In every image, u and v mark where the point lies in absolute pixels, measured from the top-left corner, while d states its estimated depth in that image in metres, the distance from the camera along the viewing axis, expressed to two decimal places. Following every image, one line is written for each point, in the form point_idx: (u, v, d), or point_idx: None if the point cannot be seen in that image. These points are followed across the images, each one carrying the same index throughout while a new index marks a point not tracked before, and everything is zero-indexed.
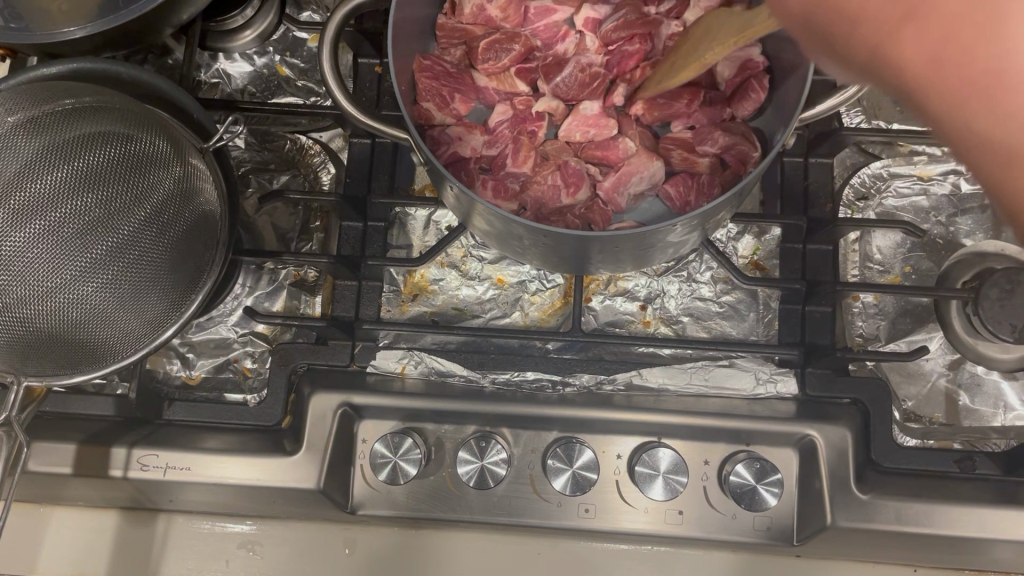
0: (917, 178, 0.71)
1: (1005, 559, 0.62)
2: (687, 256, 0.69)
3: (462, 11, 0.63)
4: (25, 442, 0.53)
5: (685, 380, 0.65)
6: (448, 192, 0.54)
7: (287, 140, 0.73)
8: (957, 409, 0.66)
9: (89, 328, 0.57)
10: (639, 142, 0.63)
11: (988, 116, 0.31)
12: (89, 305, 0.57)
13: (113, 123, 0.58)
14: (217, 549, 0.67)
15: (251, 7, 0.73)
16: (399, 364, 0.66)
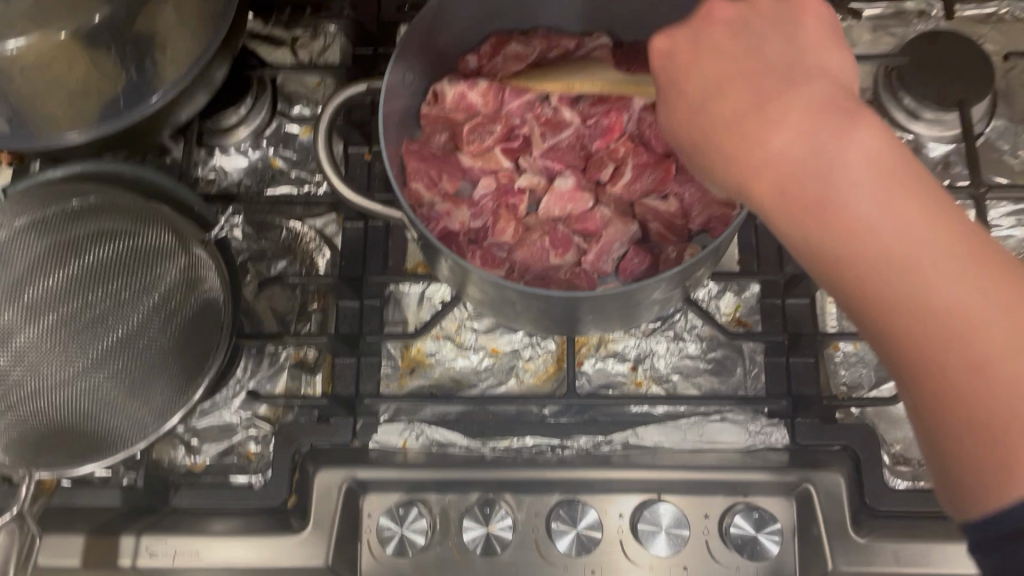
0: None
1: None
2: (673, 315, 0.72)
3: (444, 98, 0.66)
4: (36, 535, 0.53)
5: (680, 436, 0.67)
6: (441, 263, 0.58)
7: (283, 228, 0.76)
8: None
9: (98, 421, 0.58)
10: (615, 208, 0.66)
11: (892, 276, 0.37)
12: (97, 396, 0.58)
13: (119, 221, 0.61)
14: None
15: (245, 105, 0.77)
16: (400, 438, 0.68)
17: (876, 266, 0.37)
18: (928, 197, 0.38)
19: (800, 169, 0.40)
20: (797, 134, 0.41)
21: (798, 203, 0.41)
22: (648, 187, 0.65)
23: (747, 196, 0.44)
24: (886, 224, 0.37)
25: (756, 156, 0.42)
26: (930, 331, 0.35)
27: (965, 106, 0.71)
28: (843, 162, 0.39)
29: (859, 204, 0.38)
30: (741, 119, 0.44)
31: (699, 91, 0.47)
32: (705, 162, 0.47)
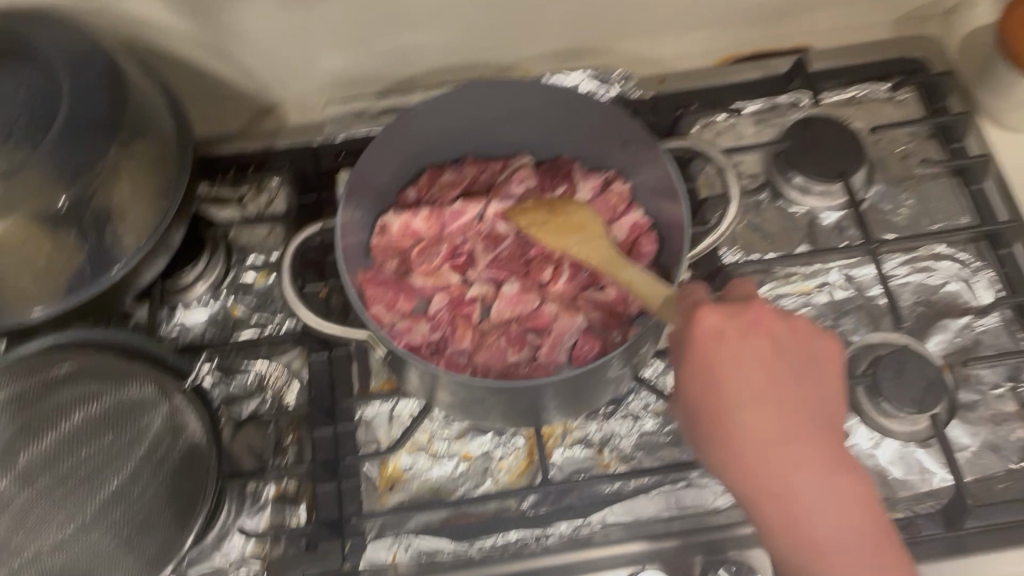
0: (798, 294, 0.81)
1: None
2: (627, 396, 0.77)
3: (391, 228, 0.74)
4: None
5: (653, 507, 0.71)
6: (411, 372, 0.63)
7: (249, 370, 0.79)
8: (891, 483, 0.73)
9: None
10: (560, 304, 0.72)
11: (784, 510, 0.56)
12: (91, 552, 0.60)
13: (99, 379, 0.64)
14: None
15: (201, 263, 0.82)
16: (389, 551, 0.71)
17: (782, 507, 0.56)
18: (829, 458, 0.57)
19: (749, 434, 0.57)
20: (768, 437, 0.57)
21: (754, 480, 0.56)
22: (586, 281, 0.73)
23: (712, 443, 0.59)
24: (788, 475, 0.56)
25: (724, 413, 0.59)
26: (796, 547, 0.55)
27: (845, 178, 0.81)
28: (770, 433, 0.57)
29: (780, 466, 0.56)
30: (717, 382, 0.59)
31: (718, 360, 0.59)
32: (686, 405, 0.62)
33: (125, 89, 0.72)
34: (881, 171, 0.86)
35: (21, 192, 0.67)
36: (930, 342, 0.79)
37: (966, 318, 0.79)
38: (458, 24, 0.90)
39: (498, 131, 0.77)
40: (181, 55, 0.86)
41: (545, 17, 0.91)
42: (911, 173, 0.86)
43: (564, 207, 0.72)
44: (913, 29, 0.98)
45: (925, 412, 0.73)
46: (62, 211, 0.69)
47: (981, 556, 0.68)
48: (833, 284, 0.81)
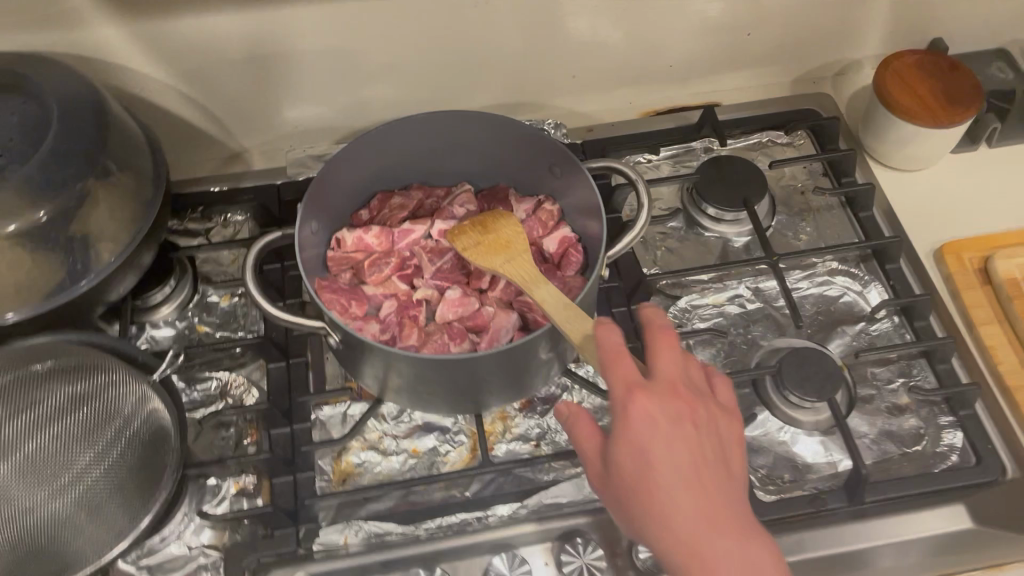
0: (714, 305, 0.91)
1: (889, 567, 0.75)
2: (561, 395, 0.85)
3: (345, 242, 0.82)
4: None
5: (581, 491, 0.77)
6: (363, 352, 0.70)
7: (212, 379, 0.85)
8: (800, 466, 0.81)
9: (57, 545, 0.64)
10: (497, 306, 0.81)
11: None
12: (56, 522, 0.64)
13: (77, 364, 0.69)
14: None
15: (169, 284, 0.89)
16: (341, 535, 0.75)
17: None
18: (755, 546, 0.55)
19: (665, 500, 0.56)
20: (692, 498, 0.56)
21: (665, 528, 0.56)
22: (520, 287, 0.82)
23: (638, 515, 0.58)
24: (694, 534, 0.55)
25: (643, 473, 0.57)
26: None
27: (749, 203, 0.92)
28: (691, 508, 0.56)
29: (705, 546, 0.55)
30: (631, 450, 0.58)
31: (639, 425, 0.58)
32: (606, 476, 0.61)
33: (107, 123, 0.80)
34: (780, 206, 0.98)
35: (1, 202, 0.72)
36: (831, 345, 0.87)
37: (860, 325, 0.89)
38: (406, 79, 1.02)
39: (440, 160, 0.87)
40: (155, 102, 0.96)
41: (483, 74, 1.03)
42: (809, 206, 0.98)
43: (495, 226, 0.80)
44: (806, 89, 1.13)
45: (825, 399, 0.81)
46: (41, 222, 0.74)
47: (878, 522, 0.76)
48: (742, 297, 0.91)
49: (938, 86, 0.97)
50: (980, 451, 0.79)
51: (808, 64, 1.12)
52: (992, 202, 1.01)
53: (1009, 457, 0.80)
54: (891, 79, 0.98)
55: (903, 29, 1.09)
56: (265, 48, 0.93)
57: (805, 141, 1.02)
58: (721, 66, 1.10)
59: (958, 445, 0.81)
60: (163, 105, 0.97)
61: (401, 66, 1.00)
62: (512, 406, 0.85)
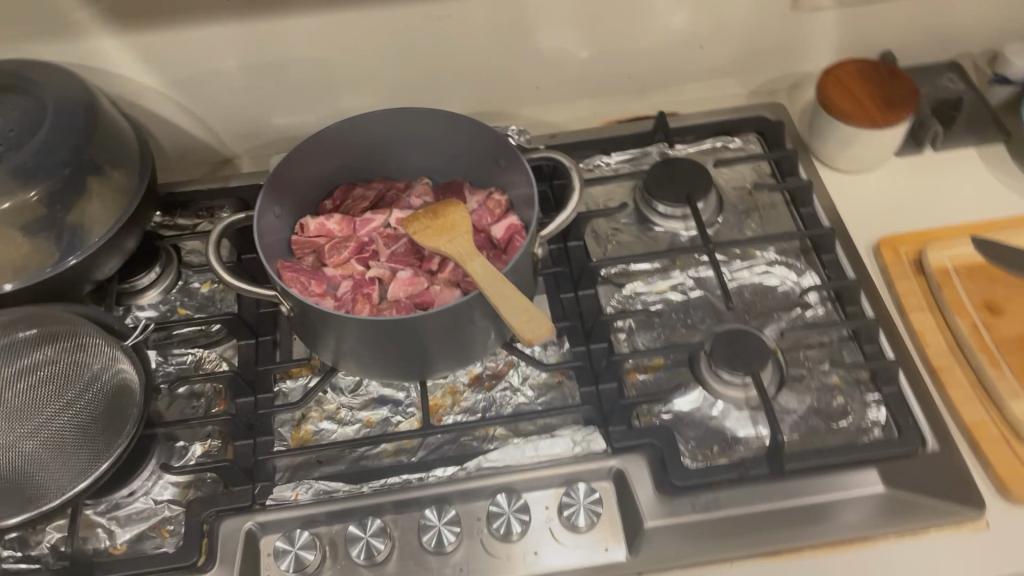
0: (657, 293, 0.96)
1: (827, 526, 0.77)
2: (508, 371, 0.91)
3: (308, 227, 0.90)
4: None
5: (519, 453, 0.82)
6: (312, 317, 0.77)
7: (188, 356, 0.92)
8: (728, 438, 0.85)
9: (22, 482, 0.71)
10: (446, 285, 0.86)
11: None
12: (23, 461, 0.72)
13: (53, 326, 0.78)
14: None
15: (155, 270, 0.98)
16: (292, 491, 0.81)
17: None
18: None
19: None
20: None
21: None
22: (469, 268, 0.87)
23: None
24: None
25: None
26: None
27: (690, 198, 0.98)
28: None
29: None
30: None
31: None
32: None
33: (98, 123, 0.91)
34: (727, 204, 1.04)
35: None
36: (765, 330, 0.92)
37: (795, 311, 0.93)
38: (380, 89, 1.10)
39: (400, 156, 0.95)
40: (151, 109, 1.06)
41: (452, 85, 1.12)
42: (755, 204, 1.03)
43: (446, 212, 0.86)
44: (764, 99, 1.18)
45: (751, 374, 0.85)
46: (32, 202, 0.85)
47: (797, 484, 0.79)
48: (684, 285, 0.96)
49: (877, 90, 1.03)
50: (900, 425, 0.83)
51: (764, 76, 1.18)
52: (936, 199, 1.05)
53: (930, 430, 0.83)
54: (831, 85, 1.04)
55: (853, 41, 1.15)
56: (247, 59, 1.03)
57: (757, 146, 1.09)
58: (678, 79, 1.17)
59: (881, 420, 0.85)
60: (157, 112, 1.07)
61: (375, 76, 1.08)
62: (462, 381, 0.91)
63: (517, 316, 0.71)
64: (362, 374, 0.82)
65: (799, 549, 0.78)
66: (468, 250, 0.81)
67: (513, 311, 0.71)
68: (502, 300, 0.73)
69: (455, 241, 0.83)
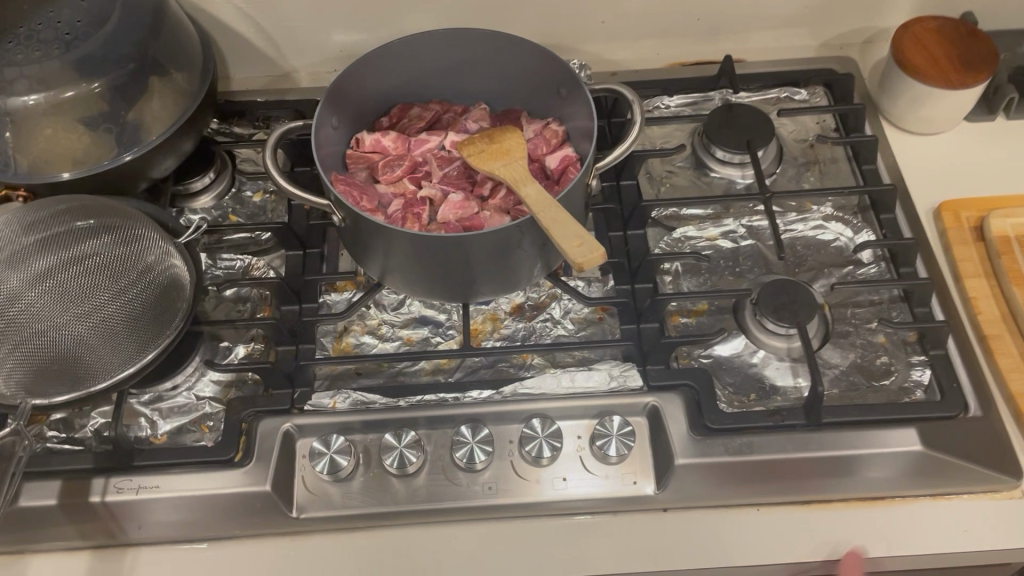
0: (708, 238, 0.95)
1: (862, 478, 0.77)
2: (550, 303, 0.91)
3: (363, 142, 0.90)
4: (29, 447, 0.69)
5: (555, 383, 0.82)
6: (363, 228, 0.77)
7: (237, 262, 0.94)
8: (766, 388, 0.85)
9: (71, 362, 0.73)
10: (495, 211, 0.86)
11: None
12: (74, 342, 0.74)
13: (111, 217, 0.79)
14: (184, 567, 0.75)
15: (209, 175, 0.99)
16: (330, 399, 0.82)
17: None
18: None
19: None
20: None
21: None
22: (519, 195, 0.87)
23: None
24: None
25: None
26: None
27: (751, 144, 0.96)
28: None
29: None
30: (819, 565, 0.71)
31: None
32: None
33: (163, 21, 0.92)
34: (787, 155, 1.02)
35: (55, 70, 0.84)
36: (815, 284, 0.91)
37: (847, 268, 0.92)
38: (443, 11, 1.09)
39: (461, 78, 0.95)
40: (215, 14, 1.06)
41: (517, 13, 1.09)
42: (816, 157, 1.01)
43: (501, 137, 0.86)
44: (835, 52, 1.15)
45: (796, 326, 0.84)
46: (95, 93, 0.86)
47: (834, 435, 0.79)
48: (736, 233, 0.95)
49: (956, 51, 0.98)
50: (944, 388, 0.82)
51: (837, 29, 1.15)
52: (1005, 168, 1.02)
53: (975, 396, 0.82)
54: (909, 43, 1.00)
55: None
56: None
57: (822, 98, 1.06)
58: (748, 25, 1.13)
59: (925, 382, 0.84)
60: (222, 18, 1.07)
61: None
62: (503, 310, 0.91)
63: (568, 240, 0.70)
64: (405, 290, 0.83)
65: (828, 500, 0.78)
66: (523, 175, 0.81)
67: (567, 234, 0.70)
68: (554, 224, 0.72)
69: (510, 164, 0.82)
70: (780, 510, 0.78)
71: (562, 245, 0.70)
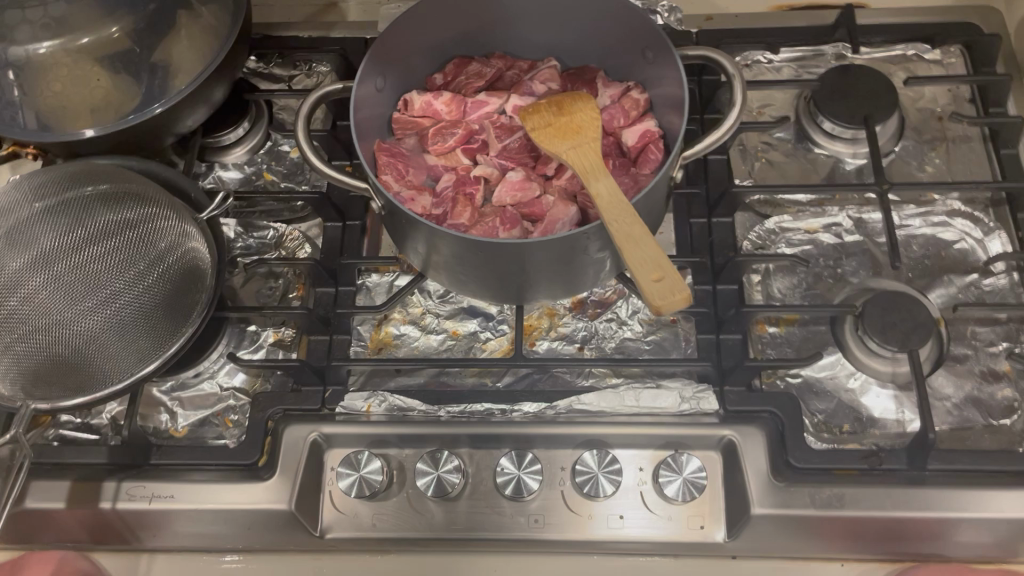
0: (806, 231, 0.82)
1: (960, 541, 0.67)
2: (615, 301, 0.79)
3: (412, 105, 0.78)
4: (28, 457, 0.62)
5: (618, 401, 0.71)
6: (406, 221, 0.66)
7: (269, 231, 0.84)
8: (864, 419, 0.73)
9: (86, 358, 0.66)
10: (559, 196, 0.74)
11: None
12: (88, 337, 0.66)
13: (125, 195, 0.70)
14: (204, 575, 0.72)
15: (243, 127, 0.89)
16: (364, 403, 0.73)
17: None
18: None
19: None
20: None
21: None
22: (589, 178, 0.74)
23: None
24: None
25: None
26: None
27: (870, 121, 0.80)
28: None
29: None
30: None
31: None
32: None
33: None
34: (909, 129, 0.86)
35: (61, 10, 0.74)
36: (930, 295, 0.77)
37: (971, 277, 0.78)
38: None
39: (528, 28, 0.81)
40: None
41: None
42: (944, 134, 0.86)
43: (573, 107, 0.72)
44: None
45: (905, 351, 0.71)
46: (114, 38, 0.79)
47: (937, 493, 0.66)
48: (841, 226, 0.81)
49: None
50: None
51: None
52: None
53: None
54: None
55: None
56: None
57: (957, 60, 0.89)
58: None
59: None
60: None
61: None
62: (563, 304, 0.80)
63: (643, 269, 0.59)
64: (451, 286, 0.72)
65: (924, 556, 0.69)
66: (595, 164, 0.68)
67: (643, 265, 0.59)
68: (629, 244, 0.60)
69: (581, 148, 0.70)
70: (864, 564, 0.70)
71: (636, 278, 0.59)
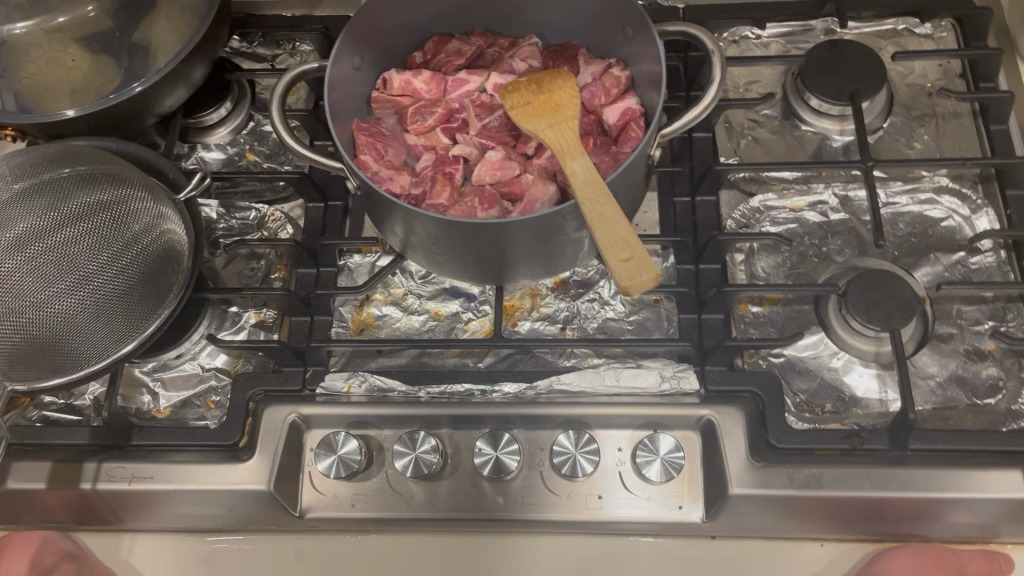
0: (791, 210, 0.81)
1: (941, 522, 0.67)
2: (598, 281, 0.79)
3: (391, 84, 0.77)
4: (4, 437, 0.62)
5: (598, 381, 0.72)
6: (381, 201, 0.65)
7: (251, 211, 0.84)
8: (846, 399, 0.73)
9: (63, 339, 0.66)
10: (539, 175, 0.73)
11: None
12: (64, 318, 0.66)
13: (100, 176, 0.70)
14: (187, 554, 0.72)
15: (225, 107, 0.88)
16: (345, 383, 0.73)
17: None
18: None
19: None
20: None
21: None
22: None
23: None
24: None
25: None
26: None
27: (856, 97, 0.79)
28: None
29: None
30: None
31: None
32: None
33: None
34: (898, 105, 0.85)
35: None
36: (916, 273, 0.76)
37: (958, 255, 0.77)
38: None
39: (509, 5, 0.80)
40: None
41: None
42: (933, 110, 0.84)
43: (552, 85, 0.71)
44: None
45: (888, 331, 0.70)
46: (93, 18, 0.78)
47: (919, 472, 0.66)
48: (827, 204, 0.80)
49: None
50: None
51: None
52: None
53: None
54: None
55: None
56: None
57: (948, 34, 0.87)
58: None
59: None
60: None
61: None
62: (545, 285, 0.80)
63: (613, 248, 0.59)
64: (430, 266, 0.71)
65: (906, 537, 0.69)
66: (573, 142, 0.67)
67: (613, 244, 0.59)
68: (600, 222, 0.60)
69: (559, 125, 0.69)
70: (847, 544, 0.70)
71: (606, 257, 0.59)
